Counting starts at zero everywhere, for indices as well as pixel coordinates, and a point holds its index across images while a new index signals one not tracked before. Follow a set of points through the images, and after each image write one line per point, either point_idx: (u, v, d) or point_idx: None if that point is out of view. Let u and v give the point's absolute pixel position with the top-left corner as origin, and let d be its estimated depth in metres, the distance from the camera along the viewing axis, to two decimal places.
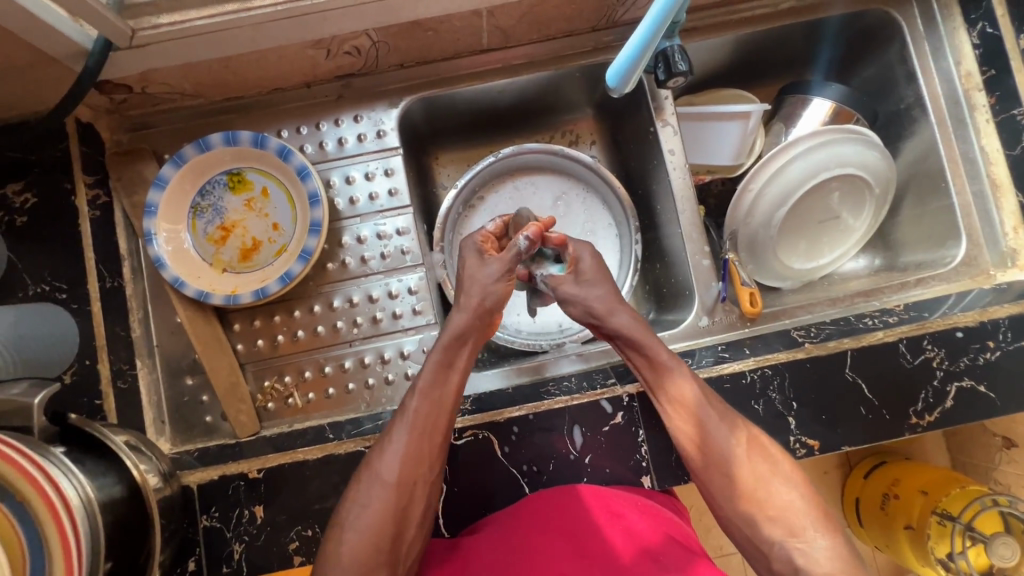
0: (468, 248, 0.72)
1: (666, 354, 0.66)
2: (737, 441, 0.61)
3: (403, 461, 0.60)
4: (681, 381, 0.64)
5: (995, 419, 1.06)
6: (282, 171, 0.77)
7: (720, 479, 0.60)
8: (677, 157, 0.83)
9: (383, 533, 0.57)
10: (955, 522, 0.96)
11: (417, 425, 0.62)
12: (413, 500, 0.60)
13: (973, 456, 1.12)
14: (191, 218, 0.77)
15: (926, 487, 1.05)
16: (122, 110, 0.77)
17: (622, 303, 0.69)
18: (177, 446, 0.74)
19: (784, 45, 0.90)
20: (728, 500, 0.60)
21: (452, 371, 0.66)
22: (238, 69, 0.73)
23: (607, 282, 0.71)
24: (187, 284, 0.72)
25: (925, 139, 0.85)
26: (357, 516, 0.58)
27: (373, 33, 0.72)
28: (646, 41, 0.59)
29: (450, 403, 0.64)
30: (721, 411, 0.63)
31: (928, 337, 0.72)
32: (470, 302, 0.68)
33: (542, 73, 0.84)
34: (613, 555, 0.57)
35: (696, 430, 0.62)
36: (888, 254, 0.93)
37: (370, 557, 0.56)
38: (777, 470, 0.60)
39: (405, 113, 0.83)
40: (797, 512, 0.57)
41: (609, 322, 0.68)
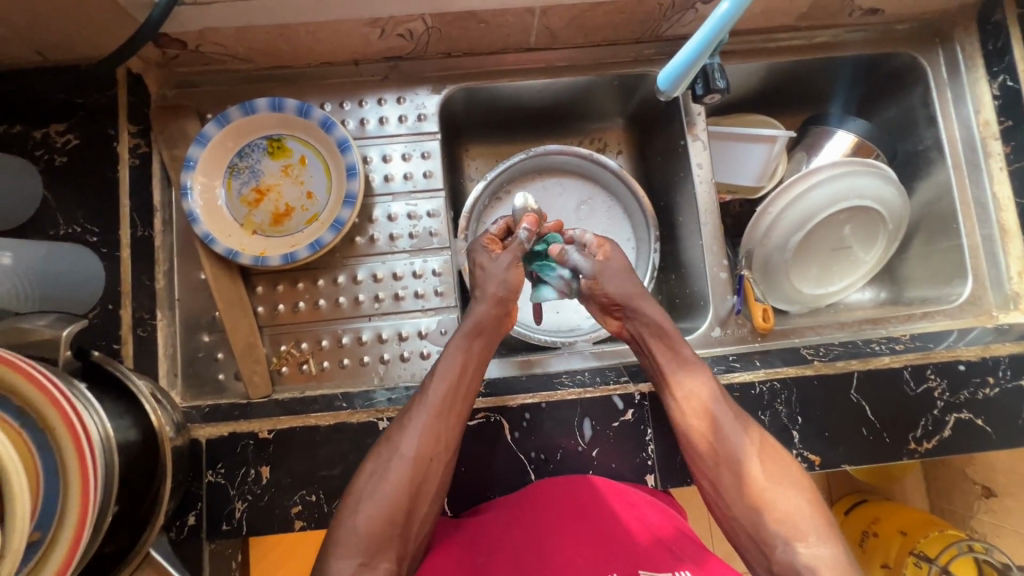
0: (477, 249, 0.73)
1: (686, 348, 0.68)
2: (750, 443, 0.62)
3: (421, 438, 0.61)
4: (699, 377, 0.66)
5: (975, 466, 1.08)
6: (323, 142, 0.78)
7: (725, 474, 0.62)
8: (704, 171, 0.86)
9: (398, 507, 0.57)
10: (931, 564, 0.98)
11: (436, 406, 0.63)
12: (428, 479, 0.60)
13: (951, 503, 1.14)
14: (227, 176, 0.78)
15: (904, 527, 1.08)
16: (171, 65, 0.78)
17: (647, 295, 0.71)
18: (187, 400, 0.74)
19: (812, 79, 0.94)
20: (735, 495, 0.61)
21: (471, 356, 0.67)
22: (293, 38, 0.75)
23: (632, 276, 0.73)
24: (217, 241, 0.73)
25: (939, 181, 0.89)
26: (375, 489, 0.58)
27: (429, 18, 0.74)
28: (694, 56, 0.62)
29: (469, 388, 0.65)
30: (736, 413, 0.64)
31: (931, 367, 0.74)
32: (487, 293, 0.69)
33: (582, 77, 0.86)
34: (631, 539, 0.58)
35: (710, 429, 0.63)
36: (894, 288, 0.97)
37: (382, 532, 0.56)
38: (785, 471, 0.61)
39: (446, 100, 0.85)
40: (805, 515, 0.58)
41: (638, 307, 0.70)
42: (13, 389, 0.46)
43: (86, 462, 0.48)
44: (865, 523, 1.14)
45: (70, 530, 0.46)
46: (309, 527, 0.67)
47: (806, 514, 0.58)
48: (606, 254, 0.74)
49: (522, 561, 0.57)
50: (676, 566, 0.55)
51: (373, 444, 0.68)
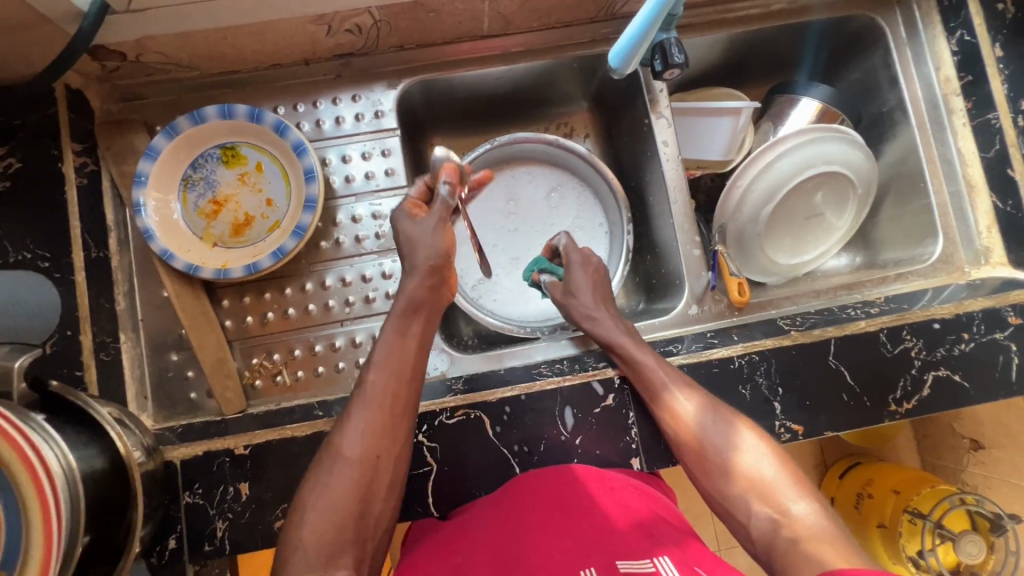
0: (399, 215, 0.71)
1: (637, 346, 0.72)
2: (710, 423, 0.65)
3: (364, 438, 0.61)
4: (656, 372, 0.69)
5: (962, 421, 1.10)
6: (278, 147, 0.76)
7: (692, 454, 0.65)
8: (670, 149, 0.84)
9: (348, 509, 0.58)
10: (925, 521, 1.00)
11: (375, 400, 0.63)
12: (377, 475, 0.60)
13: (941, 458, 1.16)
14: (182, 189, 0.75)
15: (897, 486, 1.10)
16: (112, 79, 0.75)
17: (605, 309, 0.77)
18: (159, 423, 0.72)
19: (773, 47, 0.93)
20: (710, 475, 0.64)
21: (407, 340, 0.67)
22: (236, 42, 0.73)
23: (596, 289, 0.79)
24: (175, 256, 0.71)
25: (905, 142, 0.88)
26: (321, 496, 0.58)
27: (375, 11, 0.72)
28: (643, 29, 0.61)
29: (412, 375, 0.65)
30: (695, 397, 0.67)
31: (907, 328, 0.74)
32: (417, 265, 0.69)
33: (540, 62, 0.85)
34: (609, 524, 0.58)
35: (675, 419, 0.66)
36: (868, 252, 0.97)
37: (334, 539, 0.56)
38: (744, 439, 0.63)
39: (403, 94, 0.83)
40: (771, 479, 0.59)
41: (591, 325, 0.76)
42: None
43: (49, 499, 0.46)
44: (859, 485, 1.16)
45: (35, 569, 0.44)
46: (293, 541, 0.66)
47: (773, 479, 0.60)
48: (570, 270, 0.80)
49: (497, 558, 0.56)
50: (656, 551, 0.54)
51: None
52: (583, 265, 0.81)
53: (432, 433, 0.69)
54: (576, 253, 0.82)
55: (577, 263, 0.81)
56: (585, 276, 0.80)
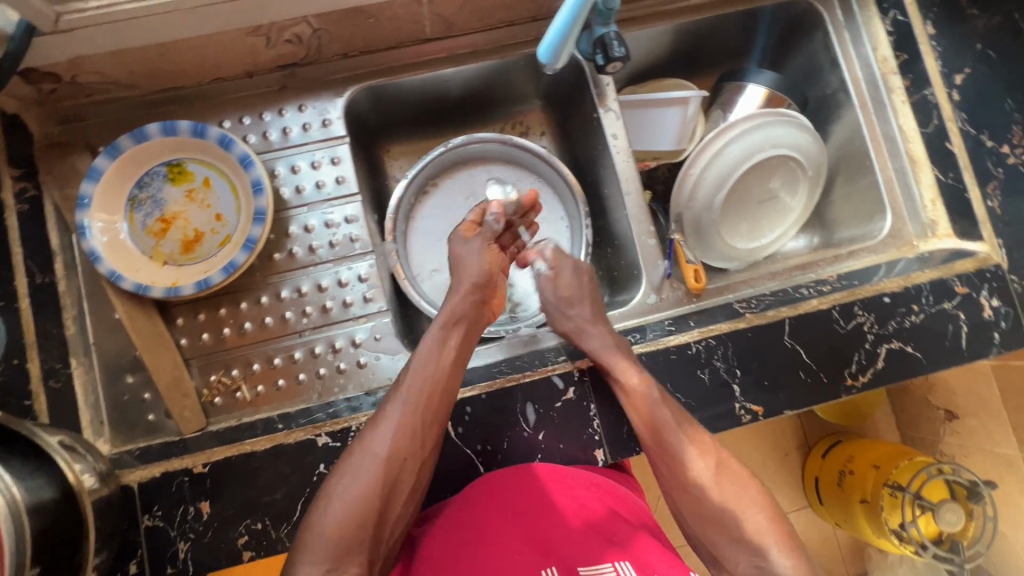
0: (454, 239, 0.80)
1: (637, 372, 0.69)
2: (707, 468, 0.67)
3: (393, 441, 0.62)
4: (652, 407, 0.67)
5: (936, 393, 1.13)
6: (225, 161, 0.76)
7: (683, 497, 0.67)
8: (619, 141, 0.85)
9: (369, 506, 0.59)
10: (904, 493, 1.02)
11: (414, 400, 0.64)
12: (402, 476, 0.61)
13: (920, 430, 1.19)
14: (128, 209, 0.74)
15: (877, 461, 1.11)
16: (52, 101, 0.74)
17: (598, 327, 0.74)
18: (117, 447, 0.70)
19: (718, 36, 0.95)
20: (700, 522, 0.66)
21: (445, 350, 0.69)
22: (174, 58, 0.72)
23: (587, 299, 0.78)
24: (124, 277, 0.70)
25: (849, 123, 0.90)
26: (348, 489, 0.59)
27: (312, 19, 0.72)
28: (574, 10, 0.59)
29: (448, 384, 0.66)
30: (693, 437, 0.68)
31: (858, 303, 0.76)
32: (462, 283, 0.76)
33: (486, 62, 0.85)
34: (565, 524, 0.62)
35: (670, 454, 0.67)
36: (824, 232, 0.99)
37: (353, 531, 0.58)
38: (743, 489, 0.66)
39: (351, 102, 0.82)
40: (763, 532, 0.63)
41: (581, 343, 0.74)
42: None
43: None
44: (840, 463, 1.16)
45: None
46: (258, 557, 0.65)
47: (761, 529, 0.64)
48: (559, 279, 0.80)
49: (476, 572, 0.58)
50: (615, 556, 0.58)
51: (313, 462, 0.67)
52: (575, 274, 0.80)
53: None
54: (565, 261, 0.81)
55: (563, 270, 0.81)
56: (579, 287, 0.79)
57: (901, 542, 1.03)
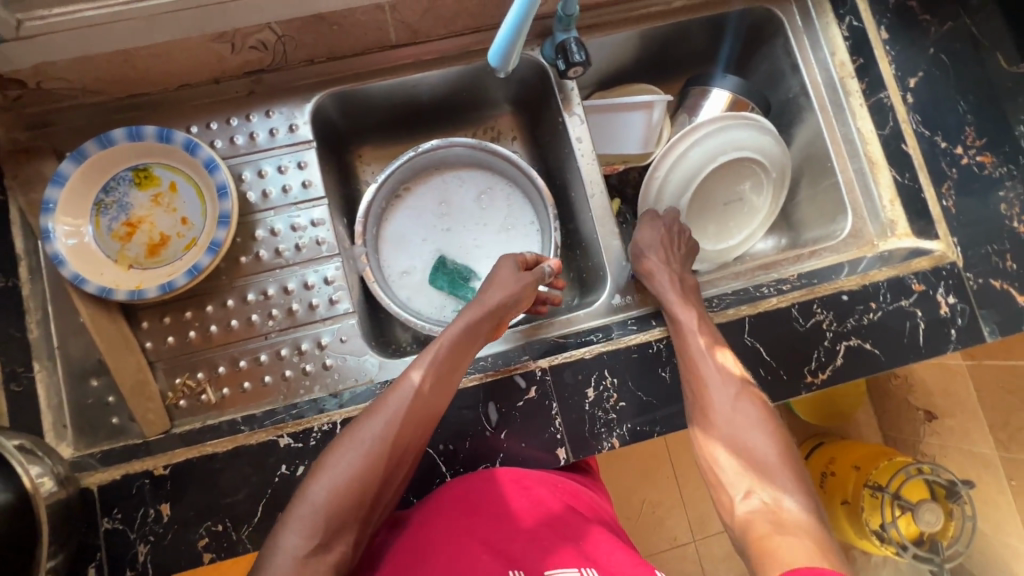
0: (508, 259, 0.78)
1: (694, 314, 0.73)
2: (733, 396, 0.67)
3: (401, 425, 0.61)
4: (694, 338, 0.71)
5: (915, 393, 1.15)
6: (191, 166, 0.76)
7: (704, 421, 0.67)
8: (584, 144, 0.87)
9: (365, 487, 0.57)
10: (883, 493, 1.03)
11: (426, 389, 0.63)
12: (398, 462, 0.61)
13: (903, 431, 1.19)
14: (94, 213, 0.75)
15: (859, 462, 1.11)
16: (19, 107, 0.74)
17: (665, 266, 0.78)
18: (80, 451, 0.70)
19: (683, 42, 0.97)
20: (717, 445, 0.65)
21: (461, 351, 0.68)
22: (139, 64, 0.73)
23: (655, 245, 0.81)
24: (87, 280, 0.70)
25: (810, 126, 0.92)
26: (347, 467, 0.57)
27: (277, 26, 0.73)
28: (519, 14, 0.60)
29: (455, 379, 0.67)
30: (724, 366, 0.69)
31: (817, 301, 0.77)
32: (486, 303, 0.72)
33: (452, 68, 0.86)
34: (517, 523, 0.61)
35: (697, 375, 0.69)
36: (792, 233, 1.01)
37: (346, 512, 0.56)
38: (760, 420, 0.66)
39: (318, 108, 0.84)
40: (771, 461, 0.62)
41: (647, 274, 0.79)
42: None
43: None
44: (823, 464, 1.17)
45: None
46: (218, 559, 0.65)
47: (769, 460, 0.63)
48: (644, 227, 0.84)
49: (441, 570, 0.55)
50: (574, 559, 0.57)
51: (275, 463, 0.67)
52: (655, 225, 0.84)
53: None
54: (654, 216, 0.86)
55: (651, 221, 0.85)
56: (658, 232, 0.83)
57: (882, 544, 1.03)
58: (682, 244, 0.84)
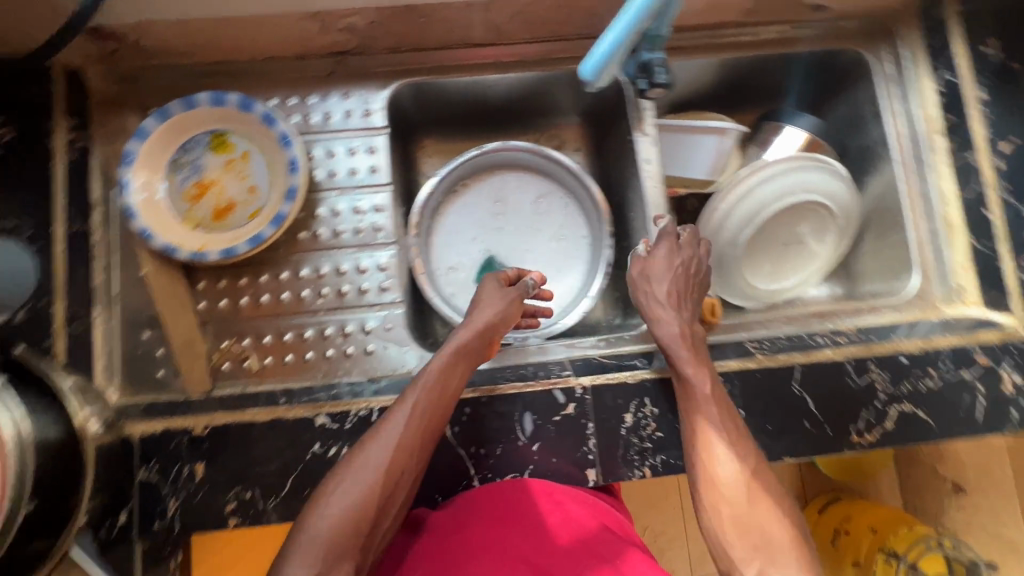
0: (491, 279, 0.79)
1: (704, 369, 0.70)
2: (740, 468, 0.64)
3: (395, 454, 0.61)
4: (699, 399, 0.68)
5: (947, 462, 1.10)
6: (266, 137, 0.78)
7: (710, 494, 0.64)
8: (652, 166, 0.86)
9: (362, 517, 0.58)
10: (900, 561, 1.01)
11: (417, 418, 0.64)
12: (395, 491, 0.61)
13: (923, 500, 1.11)
14: (169, 171, 0.77)
15: (874, 525, 1.06)
16: (113, 60, 0.77)
17: (673, 313, 0.76)
18: (125, 396, 0.71)
19: (765, 74, 0.95)
20: (723, 521, 0.62)
21: (453, 377, 0.68)
22: (232, 32, 0.74)
23: (669, 288, 0.78)
24: (155, 236, 0.72)
25: (885, 178, 0.89)
26: (343, 497, 0.59)
27: (369, 12, 0.74)
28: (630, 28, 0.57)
29: (450, 406, 0.66)
30: (731, 436, 0.66)
31: (873, 359, 0.75)
32: (472, 323, 0.73)
33: (531, 73, 0.86)
34: (553, 542, 0.64)
35: (704, 444, 0.66)
36: (848, 283, 0.98)
37: (344, 540, 0.57)
38: (769, 495, 0.63)
39: (394, 96, 0.84)
40: (781, 542, 0.60)
41: (657, 323, 0.75)
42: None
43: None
44: (837, 521, 1.09)
45: None
46: (243, 526, 0.66)
47: (778, 539, 0.60)
48: (653, 261, 0.80)
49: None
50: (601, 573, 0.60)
51: (309, 440, 0.68)
52: (669, 254, 0.80)
53: None
54: (665, 240, 0.81)
55: (666, 248, 0.80)
56: (670, 275, 0.78)
57: None
58: (688, 270, 0.79)
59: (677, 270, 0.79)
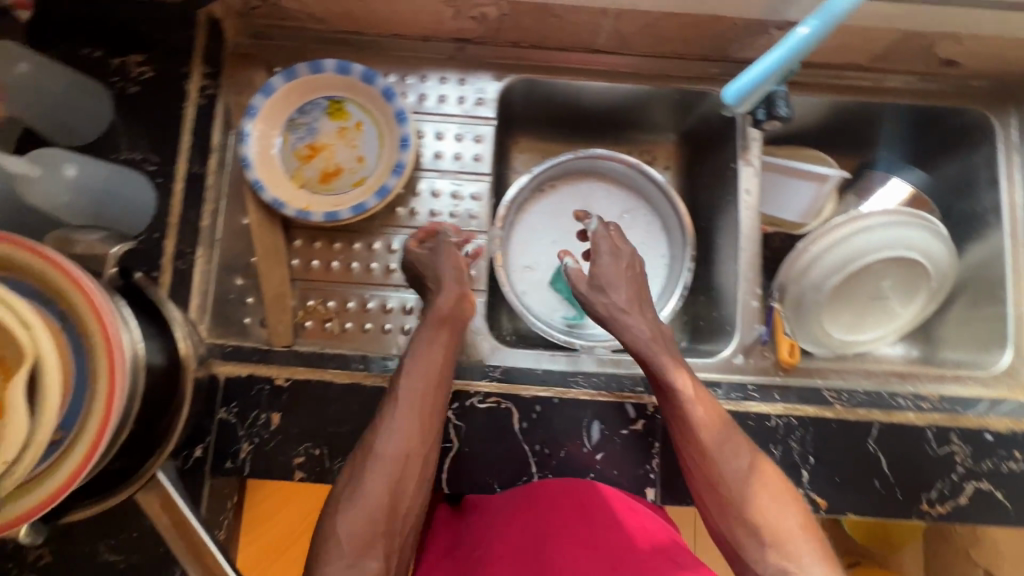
0: (411, 246, 0.75)
1: (682, 372, 0.68)
2: (738, 458, 0.63)
3: (400, 437, 0.62)
4: (683, 402, 0.66)
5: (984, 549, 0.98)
6: (380, 110, 0.80)
7: (710, 489, 0.63)
8: (750, 197, 0.85)
9: (379, 503, 0.59)
10: None
11: (410, 401, 0.64)
12: (407, 473, 0.61)
13: None
14: (285, 129, 0.80)
15: None
16: (251, 16, 0.80)
17: (641, 311, 0.74)
18: (212, 336, 0.75)
19: (877, 123, 0.92)
20: (726, 515, 0.61)
21: (437, 349, 0.68)
22: (371, 6, 0.77)
23: (626, 284, 0.75)
24: (265, 189, 0.75)
25: (992, 245, 0.87)
26: (362, 481, 0.60)
27: (504, 5, 0.75)
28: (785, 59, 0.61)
29: (441, 383, 0.66)
30: (723, 429, 0.65)
31: (955, 431, 0.73)
32: (446, 287, 0.72)
33: (642, 86, 0.86)
34: (631, 545, 0.60)
35: (697, 445, 0.64)
36: (925, 347, 0.94)
37: (369, 525, 0.58)
38: (772, 486, 0.62)
39: (507, 90, 0.85)
40: (793, 534, 0.58)
41: (620, 323, 0.73)
42: (27, 332, 0.46)
43: (112, 401, 0.50)
44: None
45: (94, 426, 0.49)
46: (307, 481, 0.68)
47: (789, 530, 0.59)
48: (598, 260, 0.76)
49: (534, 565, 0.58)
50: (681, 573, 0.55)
51: None
52: (614, 261, 0.76)
53: (460, 411, 0.70)
54: (605, 242, 0.77)
55: (606, 253, 0.76)
56: (623, 270, 0.76)
57: None
58: (635, 267, 0.76)
59: (619, 258, 0.76)
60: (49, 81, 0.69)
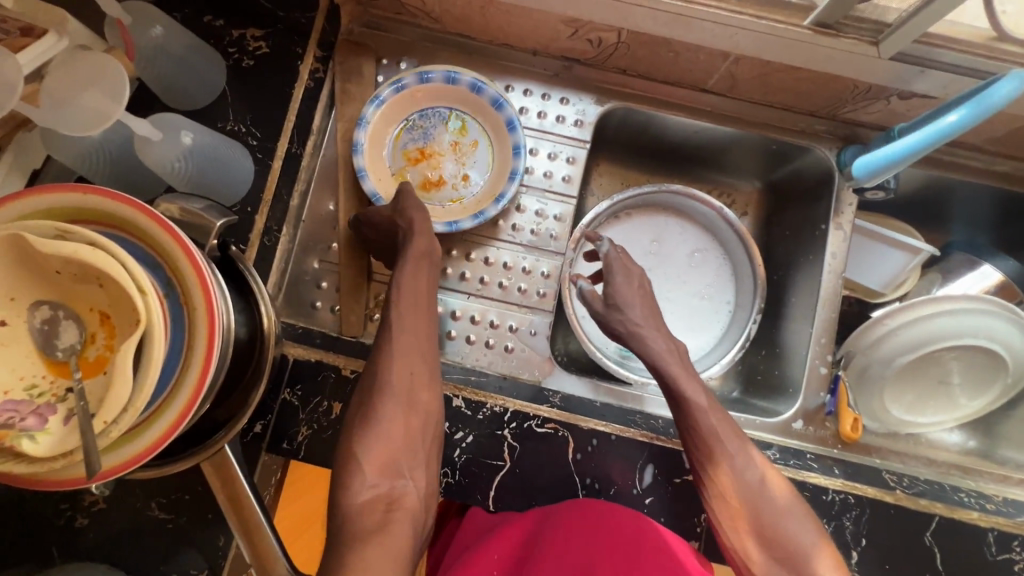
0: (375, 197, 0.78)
1: (698, 387, 0.67)
2: (755, 473, 0.63)
3: (395, 368, 0.64)
4: (696, 416, 0.65)
5: None
6: (496, 133, 0.82)
7: (724, 503, 0.63)
8: (836, 261, 0.83)
9: (394, 431, 0.61)
10: None
11: (400, 330, 0.66)
12: (414, 393, 0.64)
13: None
14: (400, 128, 0.82)
15: None
16: (368, 5, 0.81)
17: (655, 322, 0.73)
18: (283, 315, 0.76)
19: (976, 204, 0.89)
20: (739, 530, 0.61)
21: (421, 278, 0.70)
22: (491, 15, 0.77)
23: (641, 300, 0.74)
24: (367, 178, 0.78)
25: None
26: (374, 430, 0.61)
27: (624, 33, 0.75)
28: (912, 150, 0.71)
29: (427, 303, 0.70)
30: (739, 444, 0.64)
31: (1019, 539, 0.71)
32: (411, 223, 0.71)
33: (743, 131, 0.85)
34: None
35: (713, 461, 0.63)
36: (985, 440, 0.91)
37: (393, 450, 0.61)
38: (788, 504, 0.62)
39: (606, 114, 0.85)
40: (807, 553, 0.59)
41: (635, 339, 0.72)
42: (143, 300, 0.45)
43: (203, 379, 0.50)
44: None
45: (183, 401, 0.50)
46: None
47: (805, 547, 0.59)
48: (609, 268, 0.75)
49: None
50: None
51: None
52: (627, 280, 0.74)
53: (516, 432, 0.70)
54: (618, 264, 0.75)
55: (619, 274, 0.74)
56: (636, 280, 0.75)
57: None
58: (646, 285, 0.76)
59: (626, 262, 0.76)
60: (171, 44, 0.69)
